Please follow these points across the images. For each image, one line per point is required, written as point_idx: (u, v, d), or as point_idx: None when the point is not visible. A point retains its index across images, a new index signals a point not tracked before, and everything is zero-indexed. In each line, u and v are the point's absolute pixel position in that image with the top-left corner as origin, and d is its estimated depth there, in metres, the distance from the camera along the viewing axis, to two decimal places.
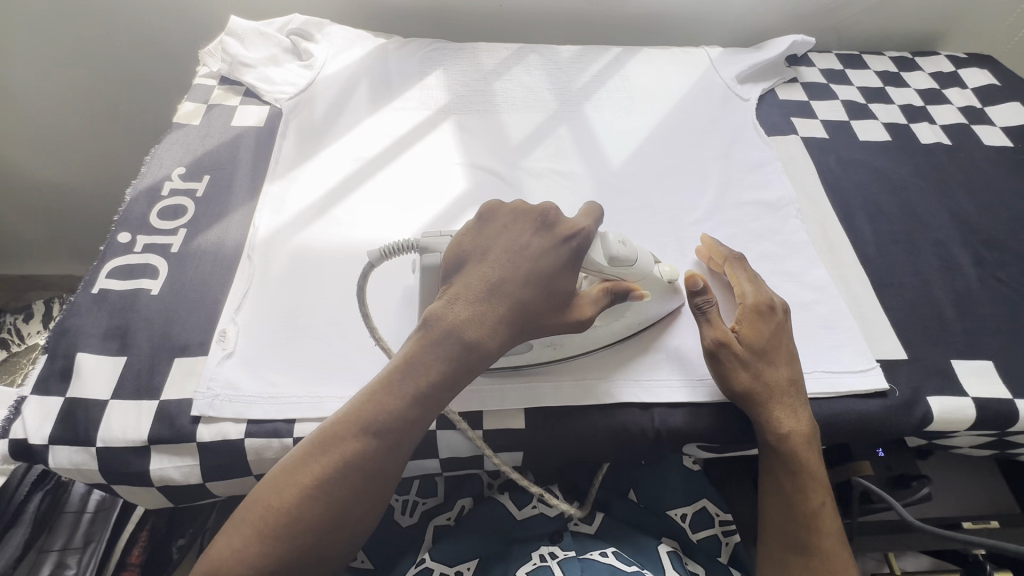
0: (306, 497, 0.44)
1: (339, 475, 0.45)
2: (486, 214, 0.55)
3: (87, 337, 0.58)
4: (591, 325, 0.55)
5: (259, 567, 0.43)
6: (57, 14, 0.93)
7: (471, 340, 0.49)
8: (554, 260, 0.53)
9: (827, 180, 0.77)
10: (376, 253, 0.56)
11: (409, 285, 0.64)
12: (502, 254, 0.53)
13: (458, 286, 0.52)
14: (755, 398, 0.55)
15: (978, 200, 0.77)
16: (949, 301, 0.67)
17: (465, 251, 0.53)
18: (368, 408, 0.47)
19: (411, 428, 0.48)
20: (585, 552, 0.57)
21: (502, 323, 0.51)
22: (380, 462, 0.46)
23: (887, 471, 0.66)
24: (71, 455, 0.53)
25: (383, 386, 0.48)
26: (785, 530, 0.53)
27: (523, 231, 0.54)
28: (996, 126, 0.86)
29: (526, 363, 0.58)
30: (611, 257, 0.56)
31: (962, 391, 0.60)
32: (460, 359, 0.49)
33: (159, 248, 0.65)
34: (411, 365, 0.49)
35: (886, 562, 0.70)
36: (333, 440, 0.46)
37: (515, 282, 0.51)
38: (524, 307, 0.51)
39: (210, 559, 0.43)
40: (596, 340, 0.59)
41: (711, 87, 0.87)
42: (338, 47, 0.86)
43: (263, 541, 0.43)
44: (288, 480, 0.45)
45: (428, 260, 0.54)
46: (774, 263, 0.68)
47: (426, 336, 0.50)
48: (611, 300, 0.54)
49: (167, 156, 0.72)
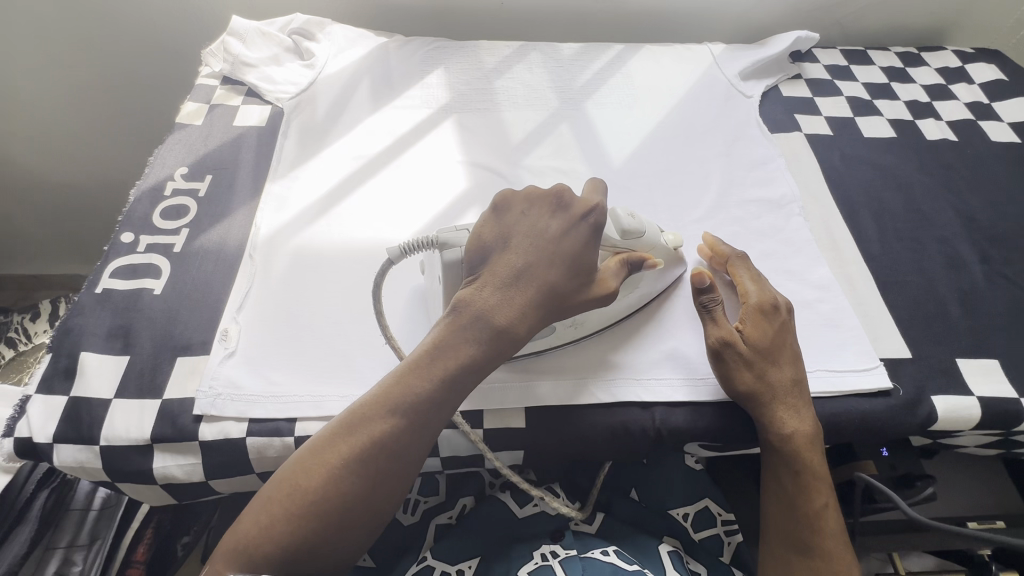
0: (332, 476, 0.45)
1: (366, 455, 0.46)
2: (504, 199, 0.55)
3: (91, 336, 0.59)
4: (615, 299, 0.56)
5: (285, 545, 0.43)
6: (60, 13, 0.93)
7: (499, 324, 0.50)
8: (578, 247, 0.54)
9: (831, 177, 0.77)
10: (396, 250, 0.55)
11: (419, 285, 0.65)
12: (527, 241, 0.54)
13: (483, 273, 0.53)
14: (758, 397, 0.55)
15: (984, 197, 0.76)
16: (955, 298, 0.66)
17: (487, 238, 0.53)
18: (397, 389, 0.48)
19: (438, 410, 0.48)
20: (587, 551, 0.57)
21: (529, 308, 0.51)
22: (407, 444, 0.47)
23: (891, 471, 0.65)
24: (76, 453, 0.54)
25: (410, 369, 0.49)
26: (789, 532, 0.53)
27: (544, 218, 0.55)
28: (1003, 122, 0.85)
29: (530, 352, 0.59)
30: (623, 231, 0.57)
31: (967, 390, 0.60)
32: (487, 343, 0.50)
33: (162, 247, 0.65)
34: (440, 348, 0.50)
35: (890, 562, 0.70)
36: (359, 423, 0.47)
37: (541, 268, 0.52)
38: (549, 292, 0.52)
39: (237, 537, 0.44)
40: (615, 313, 0.61)
41: (714, 84, 0.86)
42: (339, 46, 0.86)
43: (288, 519, 0.44)
44: (313, 460, 0.46)
45: (448, 256, 0.53)
46: (776, 261, 0.68)
47: (455, 321, 0.51)
48: (628, 271, 0.56)
49: (170, 156, 0.73)
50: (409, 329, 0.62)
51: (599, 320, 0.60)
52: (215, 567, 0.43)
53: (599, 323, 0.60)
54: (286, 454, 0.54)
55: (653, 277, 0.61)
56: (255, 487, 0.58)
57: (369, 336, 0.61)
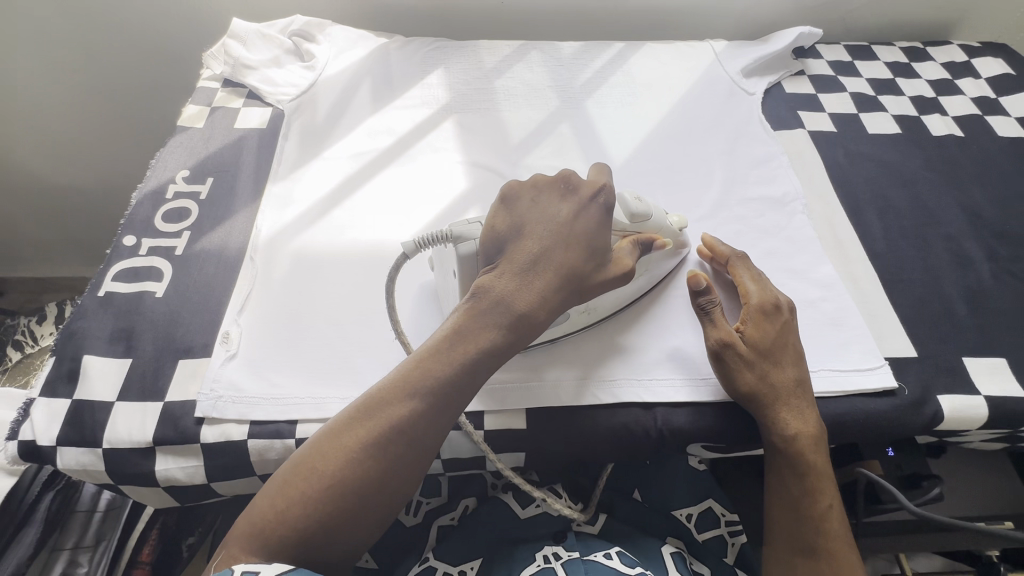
0: (351, 460, 0.44)
1: (385, 440, 0.45)
2: (516, 187, 0.55)
3: (94, 339, 0.59)
4: (628, 282, 0.56)
5: (302, 529, 0.43)
6: (64, 21, 0.94)
7: (517, 310, 0.50)
8: (592, 233, 0.53)
9: (834, 174, 0.76)
10: (409, 244, 0.55)
11: (429, 280, 0.65)
12: (544, 227, 0.53)
13: (502, 260, 0.52)
14: (763, 397, 0.54)
15: (992, 193, 0.75)
16: (961, 297, 0.66)
17: (504, 226, 0.53)
18: (416, 374, 0.48)
19: (456, 396, 0.48)
20: (589, 553, 0.57)
21: (546, 293, 0.51)
22: (425, 429, 0.47)
23: (898, 471, 0.64)
24: (79, 456, 0.54)
25: (429, 354, 0.48)
26: (793, 532, 0.53)
27: (561, 205, 0.54)
28: (1011, 117, 0.84)
29: (544, 340, 0.59)
30: (632, 215, 0.57)
31: (974, 389, 0.59)
32: (505, 329, 0.50)
33: (164, 250, 0.66)
34: (459, 334, 0.49)
35: (897, 563, 0.70)
36: (377, 408, 0.46)
37: (556, 254, 0.52)
38: (567, 278, 0.52)
39: (252, 519, 0.44)
40: (619, 301, 0.61)
41: (716, 81, 0.85)
42: (339, 48, 0.86)
43: (305, 503, 0.43)
44: (331, 445, 0.45)
45: (464, 249, 0.53)
46: (780, 260, 0.67)
47: (473, 307, 0.50)
48: (638, 253, 0.57)
49: (171, 159, 0.73)
50: (419, 324, 0.62)
51: (610, 305, 0.60)
52: (232, 552, 0.43)
53: (597, 317, 0.61)
54: (287, 456, 0.54)
55: (663, 256, 0.62)
56: (257, 489, 0.58)
57: (370, 337, 0.61)
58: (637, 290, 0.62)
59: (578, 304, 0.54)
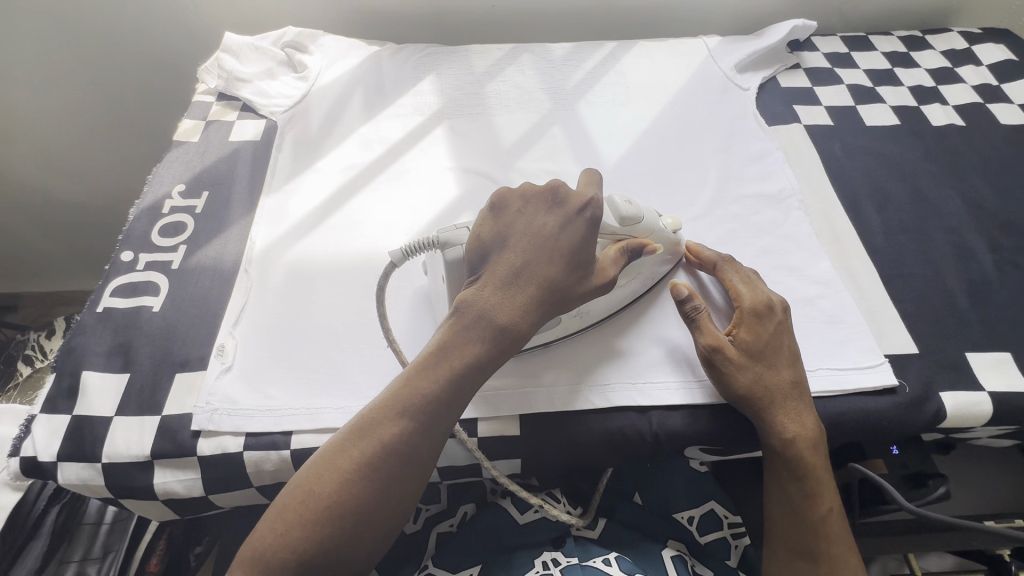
0: (345, 481, 0.44)
1: (376, 460, 0.45)
2: (501, 197, 0.54)
3: (93, 356, 0.60)
4: (614, 287, 0.56)
5: (301, 552, 0.43)
6: (60, 35, 0.95)
7: (503, 323, 0.50)
8: (576, 241, 0.53)
9: (831, 168, 0.75)
10: (397, 253, 0.55)
11: (422, 287, 0.65)
12: (526, 238, 0.53)
13: (486, 273, 0.52)
14: (757, 403, 0.53)
15: (995, 183, 0.74)
16: (962, 290, 0.64)
17: (487, 240, 0.53)
18: (404, 392, 0.47)
19: (447, 410, 0.48)
20: (588, 559, 0.56)
21: (533, 305, 0.51)
22: (418, 446, 0.46)
23: (903, 469, 0.62)
24: (79, 472, 0.55)
25: (417, 371, 0.48)
26: (795, 537, 0.52)
27: (542, 214, 0.54)
28: (1014, 104, 0.82)
29: (536, 346, 0.59)
30: (622, 217, 0.57)
31: (978, 386, 0.58)
32: (491, 342, 0.50)
33: (160, 265, 0.66)
34: (446, 349, 0.49)
35: (906, 562, 0.69)
36: (367, 428, 0.46)
37: (541, 264, 0.52)
38: (551, 286, 0.51)
39: (253, 544, 0.44)
40: (612, 304, 0.60)
41: (709, 78, 0.84)
42: (331, 58, 0.87)
43: (303, 525, 0.43)
44: (325, 468, 0.45)
45: (450, 255, 0.54)
46: (776, 257, 0.66)
47: (458, 321, 0.50)
48: (626, 259, 0.56)
49: (167, 173, 0.74)
50: (412, 332, 0.62)
51: (602, 309, 0.60)
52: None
53: (590, 321, 0.60)
54: (283, 467, 0.55)
55: (656, 259, 0.61)
56: (256, 501, 0.58)
57: (363, 347, 0.61)
58: (632, 291, 0.61)
59: (566, 311, 0.54)
